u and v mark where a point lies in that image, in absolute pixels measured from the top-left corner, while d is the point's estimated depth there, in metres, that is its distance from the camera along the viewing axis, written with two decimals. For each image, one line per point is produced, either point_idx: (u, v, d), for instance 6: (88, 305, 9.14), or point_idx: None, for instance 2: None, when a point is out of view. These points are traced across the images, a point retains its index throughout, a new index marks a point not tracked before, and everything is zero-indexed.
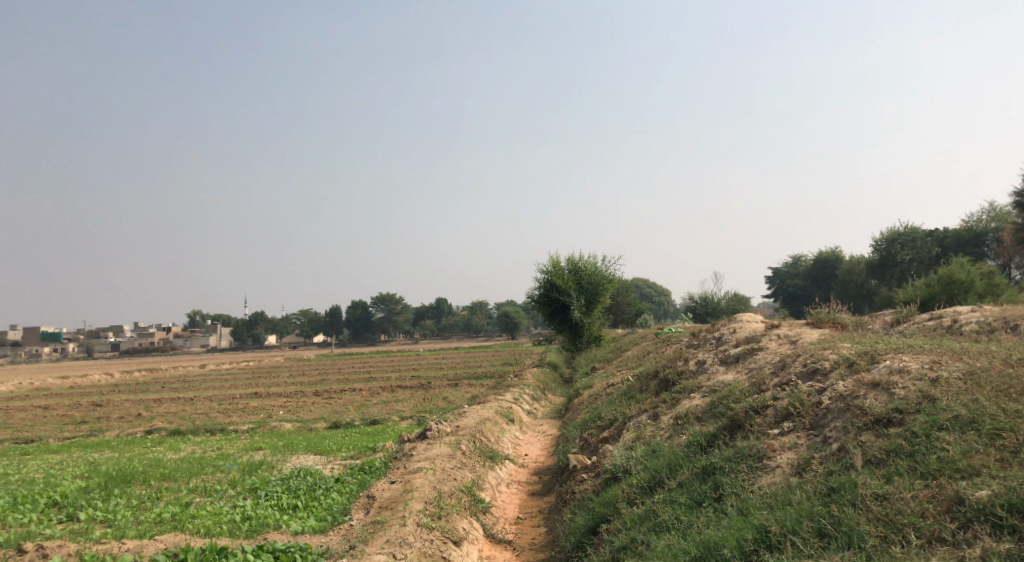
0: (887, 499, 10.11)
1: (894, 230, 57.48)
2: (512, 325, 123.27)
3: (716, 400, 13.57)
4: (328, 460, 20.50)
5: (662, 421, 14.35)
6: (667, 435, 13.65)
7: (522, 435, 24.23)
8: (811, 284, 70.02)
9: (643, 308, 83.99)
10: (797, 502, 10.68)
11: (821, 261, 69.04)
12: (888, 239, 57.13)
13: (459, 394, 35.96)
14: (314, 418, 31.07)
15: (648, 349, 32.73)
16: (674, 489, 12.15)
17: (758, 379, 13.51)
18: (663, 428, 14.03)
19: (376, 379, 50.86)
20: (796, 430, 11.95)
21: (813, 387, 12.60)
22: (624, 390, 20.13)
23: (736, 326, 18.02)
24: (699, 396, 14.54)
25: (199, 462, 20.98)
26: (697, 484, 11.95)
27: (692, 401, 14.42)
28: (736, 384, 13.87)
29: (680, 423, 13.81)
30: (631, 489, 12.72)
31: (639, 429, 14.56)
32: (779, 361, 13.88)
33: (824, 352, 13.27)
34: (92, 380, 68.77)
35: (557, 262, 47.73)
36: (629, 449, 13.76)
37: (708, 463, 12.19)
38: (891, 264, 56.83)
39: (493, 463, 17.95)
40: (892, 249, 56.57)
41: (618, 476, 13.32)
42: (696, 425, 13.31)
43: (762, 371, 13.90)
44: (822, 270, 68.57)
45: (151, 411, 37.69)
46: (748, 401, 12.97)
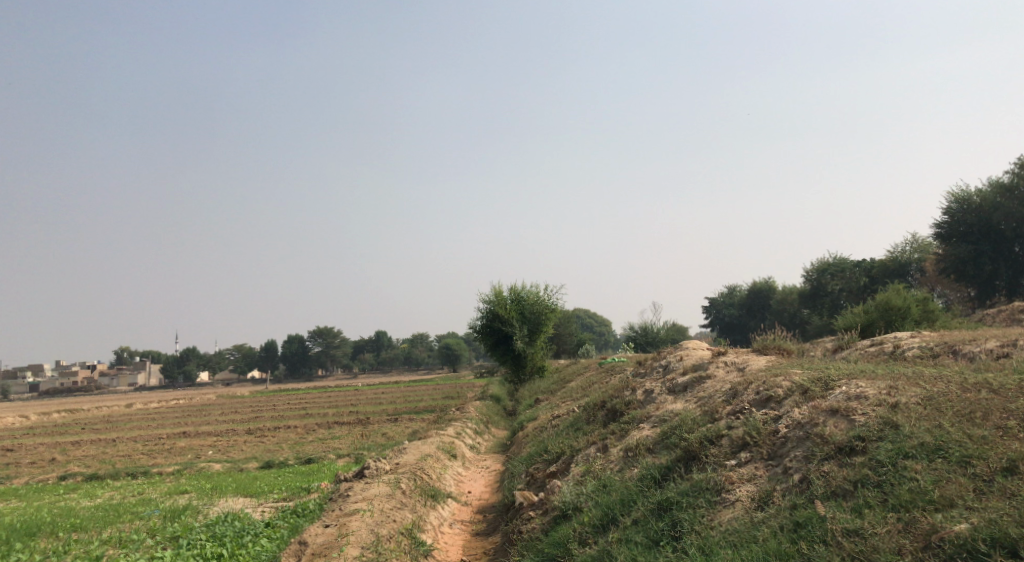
0: (859, 534, 9.71)
1: (825, 261, 58.47)
2: (452, 358, 122.11)
3: (668, 431, 13.11)
4: (258, 503, 19.45)
5: (611, 454, 13.82)
6: (618, 469, 13.13)
7: (465, 471, 23.47)
8: (748, 314, 70.87)
9: (583, 339, 83.91)
10: (762, 539, 10.23)
11: (757, 291, 69.93)
12: (819, 270, 58.09)
13: (398, 429, 34.98)
14: (246, 458, 29.79)
15: (591, 380, 32.34)
16: (629, 527, 11.60)
17: (710, 408, 13.10)
18: (614, 461, 13.51)
19: (313, 415, 49.46)
20: (754, 461, 11.55)
21: (768, 414, 12.24)
22: (569, 421, 19.58)
23: (683, 354, 17.64)
24: (650, 427, 14.08)
25: (118, 509, 19.73)
26: (654, 521, 11.43)
27: (642, 432, 13.95)
28: (689, 413, 13.44)
29: (631, 455, 13.30)
30: (583, 527, 12.14)
31: (588, 463, 14.01)
32: (730, 389, 13.49)
33: (776, 379, 12.92)
34: (12, 423, 65.72)
35: (499, 292, 47.22)
36: (578, 484, 13.19)
37: (664, 498, 11.69)
38: (823, 294, 57.72)
39: (434, 503, 17.17)
40: (823, 279, 57.39)
41: (568, 514, 12.72)
42: (648, 458, 12.83)
43: (714, 400, 13.49)
44: (757, 300, 69.41)
45: (72, 454, 35.85)
46: (703, 431, 12.53)
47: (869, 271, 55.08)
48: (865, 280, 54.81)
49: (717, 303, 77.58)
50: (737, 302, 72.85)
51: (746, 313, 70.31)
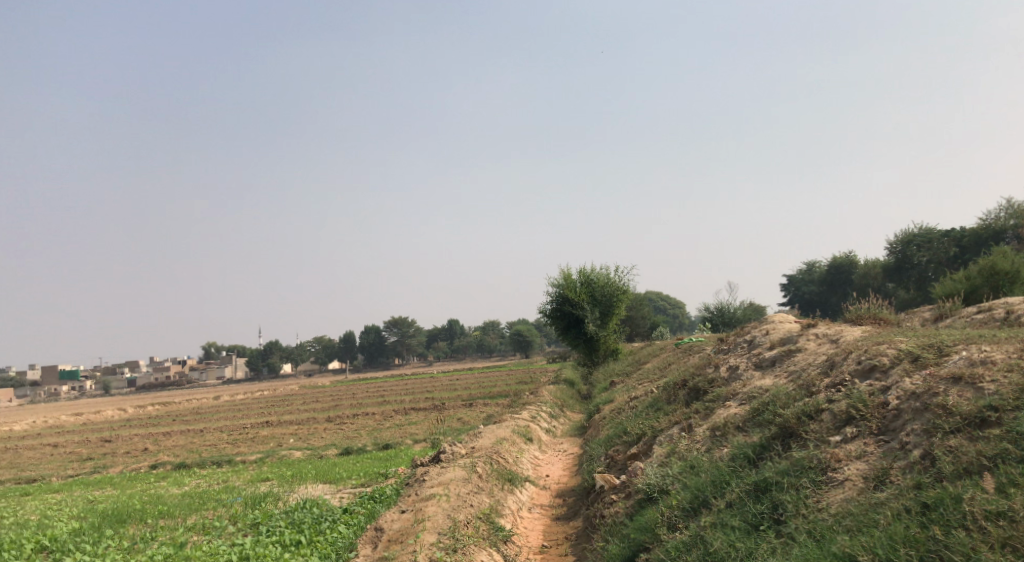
0: (1009, 517, 8.84)
1: (909, 231, 55.47)
2: (524, 344, 121.78)
3: (759, 407, 12.28)
4: (337, 489, 19.26)
5: (697, 433, 13.05)
6: (705, 449, 12.36)
7: (541, 455, 22.92)
8: (829, 290, 68.37)
9: (657, 321, 82.52)
10: (884, 525, 9.43)
11: (837, 266, 67.18)
12: (904, 241, 55.14)
13: (473, 414, 34.67)
14: (326, 445, 29.87)
15: (668, 361, 31.39)
16: (723, 511, 10.86)
17: (806, 381, 12.22)
18: (699, 441, 12.74)
19: (390, 402, 49.66)
20: (862, 436, 10.67)
21: (874, 386, 11.31)
22: (650, 402, 18.80)
23: (768, 327, 16.70)
24: (738, 404, 13.24)
25: (202, 496, 19.77)
26: (752, 505, 10.67)
27: (730, 410, 13.13)
28: (781, 388, 12.56)
29: (718, 435, 12.51)
30: (672, 512, 11.42)
31: (672, 443, 13.27)
32: (827, 360, 12.56)
33: (879, 347, 11.95)
34: (106, 416, 68.00)
35: (568, 274, 46.46)
36: (663, 466, 12.46)
37: (761, 479, 10.91)
38: (909, 267, 55.11)
39: (512, 487, 16.63)
40: (909, 251, 54.59)
41: (653, 498, 12.03)
42: (739, 436, 12.03)
43: (809, 373, 12.58)
44: (838, 275, 66.83)
45: (160, 444, 36.63)
46: (799, 405, 11.67)
47: (958, 241, 52.34)
48: (954, 252, 52.05)
49: (796, 280, 75.21)
50: (817, 278, 70.39)
51: (827, 288, 67.83)
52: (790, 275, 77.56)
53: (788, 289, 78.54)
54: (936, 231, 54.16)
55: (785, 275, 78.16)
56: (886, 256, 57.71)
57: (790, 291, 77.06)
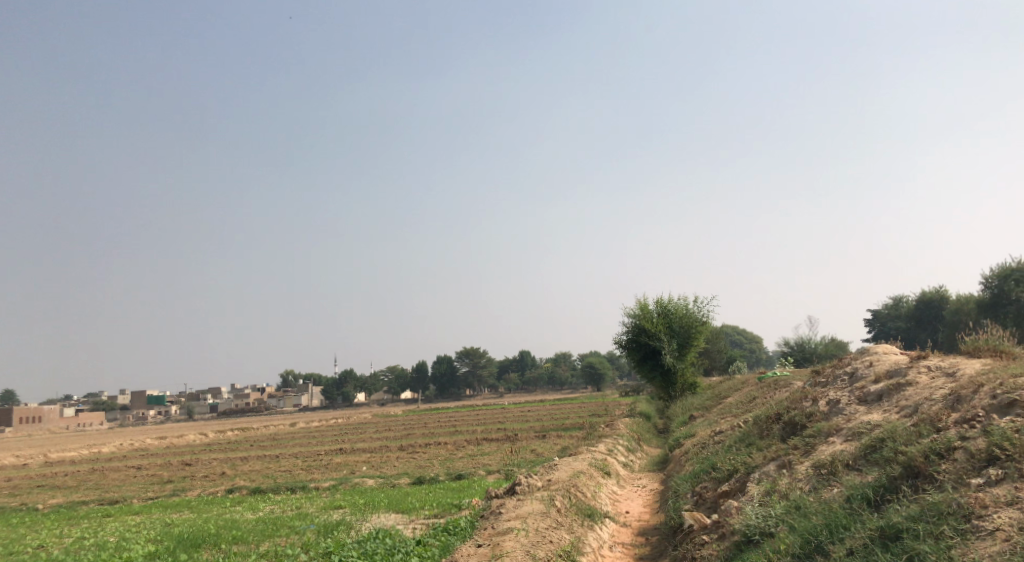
0: None
1: (1007, 265, 52.87)
2: (596, 376, 120.25)
3: (876, 443, 11.22)
4: (410, 520, 18.62)
5: (800, 470, 12.02)
6: (812, 489, 11.34)
7: (620, 491, 21.90)
8: (915, 326, 65.56)
9: (734, 355, 80.39)
10: None
11: (926, 301, 64.46)
12: (1001, 276, 52.69)
13: (547, 446, 33.80)
14: (398, 474, 29.34)
15: (752, 396, 30.15)
16: (844, 559, 9.80)
17: (931, 416, 11.12)
18: (803, 480, 11.70)
19: (462, 432, 49.10)
20: (1009, 479, 9.53)
21: (1017, 421, 10.16)
22: (738, 436, 17.77)
23: (871, 360, 15.54)
24: (844, 440, 12.19)
25: (276, 522, 19.36)
26: (879, 553, 9.60)
27: (837, 446, 12.09)
28: (897, 423, 11.48)
29: (826, 474, 11.47)
30: (780, 557, 10.40)
31: (772, 480, 12.26)
32: (952, 393, 11.46)
33: (1016, 379, 10.82)
34: (185, 440, 69.15)
35: (644, 305, 45.42)
36: (764, 506, 11.44)
37: (888, 525, 9.82)
38: (1005, 303, 52.52)
39: (591, 523, 15.71)
40: (1006, 286, 52.06)
41: (754, 541, 11.02)
42: (854, 475, 10.97)
43: (929, 408, 11.46)
44: (927, 310, 64.08)
45: (236, 469, 36.68)
46: (924, 443, 10.59)
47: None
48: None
49: (882, 316, 72.43)
50: (904, 313, 67.65)
51: (914, 324, 65.06)
52: (875, 310, 74.80)
53: (873, 325, 75.72)
54: None
55: (870, 311, 75.40)
56: (981, 291, 54.96)
57: (876, 327, 74.25)
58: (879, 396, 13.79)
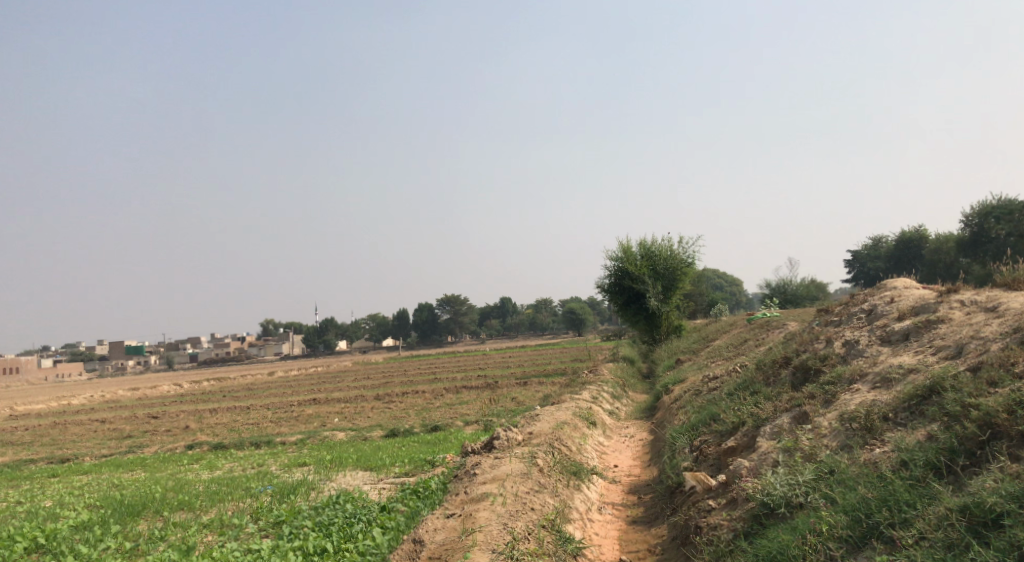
0: None
1: (988, 202, 50.98)
2: (577, 322, 118.79)
3: (939, 398, 9.55)
4: (378, 479, 16.88)
5: (828, 424, 10.38)
6: (852, 451, 9.72)
7: (607, 442, 20.21)
8: (894, 266, 64.03)
9: (715, 298, 78.91)
10: None
11: (905, 241, 63.00)
12: (981, 213, 50.87)
13: (529, 393, 32.13)
14: (371, 426, 27.54)
15: (743, 337, 28.48)
16: (920, 548, 8.22)
17: (1001, 360, 9.45)
18: (830, 437, 10.13)
19: (443, 381, 47.37)
20: None
21: None
22: (738, 382, 15.99)
23: (892, 296, 13.73)
24: (877, 389, 10.53)
25: (231, 484, 17.55)
26: (973, 545, 7.98)
27: (869, 395, 10.43)
28: (949, 369, 9.86)
29: (863, 432, 9.87)
30: (824, 539, 8.81)
31: (792, 435, 10.61)
32: (1019, 332, 9.77)
33: None
34: (159, 391, 67.13)
35: (628, 248, 43.54)
36: (788, 470, 9.85)
37: (981, 505, 8.19)
38: (985, 241, 50.48)
39: (579, 483, 14.01)
40: (986, 224, 50.20)
41: (779, 514, 9.47)
42: (915, 436, 9.33)
43: (990, 351, 9.81)
44: (907, 251, 62.53)
45: (203, 423, 34.78)
46: (1006, 394, 8.95)
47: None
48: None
49: (862, 257, 71.01)
50: (883, 254, 66.18)
51: (892, 265, 63.53)
52: (855, 251, 73.34)
53: (852, 267, 74.31)
54: (1018, 202, 49.47)
55: (849, 251, 73.89)
56: (959, 230, 53.19)
57: (855, 268, 72.88)
58: (905, 336, 12.05)
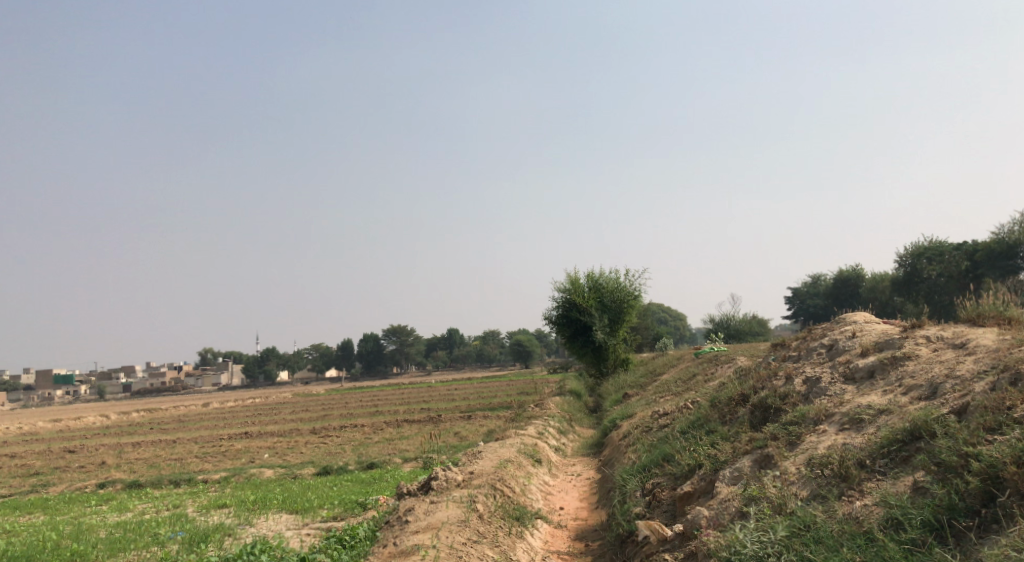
0: None
1: (921, 243, 51.33)
2: (523, 354, 117.97)
3: (933, 447, 8.77)
4: (301, 525, 15.64)
5: (801, 473, 9.55)
6: (832, 506, 8.91)
7: (552, 481, 19.16)
8: (833, 303, 64.44)
9: (660, 332, 78.70)
10: None
11: (843, 279, 63.56)
12: (914, 254, 51.14)
13: (472, 428, 30.95)
14: (302, 463, 26.07)
15: (691, 372, 27.74)
16: None
17: (994, 404, 8.71)
18: (801, 487, 9.35)
19: (384, 414, 45.81)
20: None
21: None
22: (691, 420, 15.09)
23: (854, 330, 12.99)
24: (850, 433, 9.75)
25: (138, 529, 16.12)
26: None
27: (842, 440, 9.65)
28: (934, 413, 9.11)
29: (840, 483, 9.13)
30: None
31: (759, 482, 9.76)
32: (1004, 374, 9.05)
33: None
34: (85, 422, 64.12)
35: (575, 280, 42.82)
36: (757, 525, 9.03)
37: None
38: (918, 281, 50.70)
39: (521, 530, 12.94)
40: (920, 264, 50.46)
41: None
42: (908, 492, 8.55)
43: (975, 391, 9.11)
44: (845, 288, 62.92)
45: (124, 457, 32.79)
46: (1010, 443, 8.21)
47: (971, 254, 47.35)
48: (967, 265, 47.17)
49: (803, 293, 71.47)
50: (823, 291, 66.64)
51: (831, 302, 63.93)
52: (796, 288, 73.85)
53: (793, 304, 74.79)
54: (951, 243, 49.83)
55: (791, 288, 74.32)
56: (895, 268, 53.61)
57: (795, 305, 73.37)
58: (870, 374, 11.29)
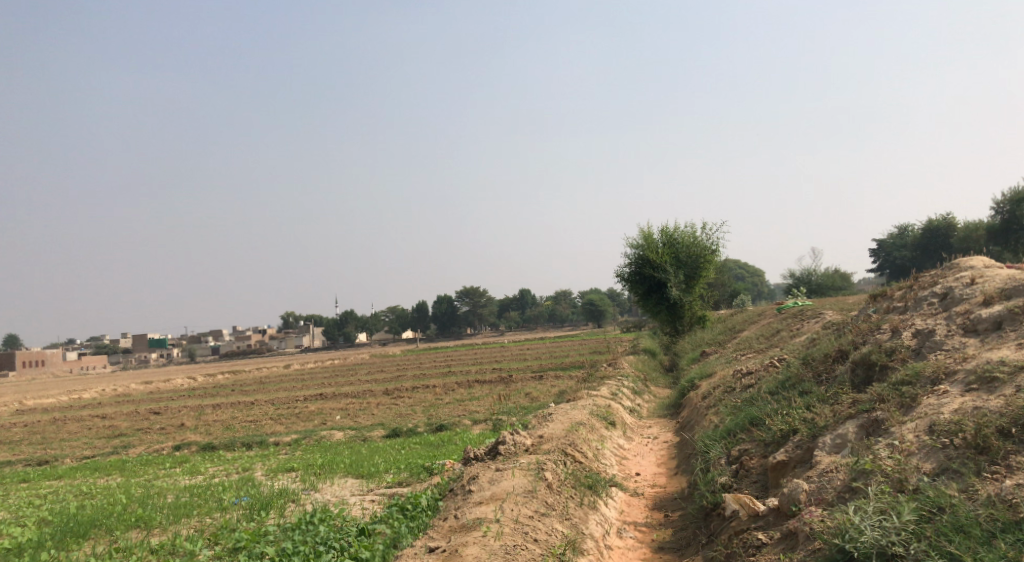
0: None
1: (1018, 189, 47.73)
2: (597, 313, 116.71)
3: None
4: (366, 491, 14.85)
5: (927, 442, 8.33)
6: (973, 485, 7.78)
7: (628, 445, 18.03)
8: (922, 255, 60.94)
9: (737, 288, 76.17)
10: None
11: (932, 230, 60.05)
12: (1012, 200, 47.58)
13: (544, 388, 29.92)
14: (373, 425, 25.47)
15: (775, 328, 26.12)
16: None
17: None
18: (926, 460, 8.20)
19: (457, 374, 45.20)
20: None
21: None
22: (779, 380, 13.70)
23: (973, 277, 11.44)
24: (985, 395, 8.47)
25: (204, 493, 15.56)
26: None
27: (976, 404, 8.40)
28: None
29: (977, 455, 7.99)
30: None
31: (872, 454, 8.56)
32: None
33: None
34: (172, 384, 65.51)
35: (649, 235, 41.15)
36: (879, 509, 7.94)
37: None
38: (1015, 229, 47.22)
39: (595, 500, 11.89)
40: (1017, 211, 46.92)
41: None
42: None
43: None
44: (933, 240, 59.56)
45: (202, 419, 32.86)
46: None
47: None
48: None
49: (888, 246, 68.12)
50: (910, 243, 63.11)
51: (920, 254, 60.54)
52: (882, 239, 70.24)
53: (879, 256, 71.15)
54: None
55: (875, 240, 70.97)
56: (991, 216, 50.01)
57: (882, 257, 69.87)
58: (997, 325, 10.08)
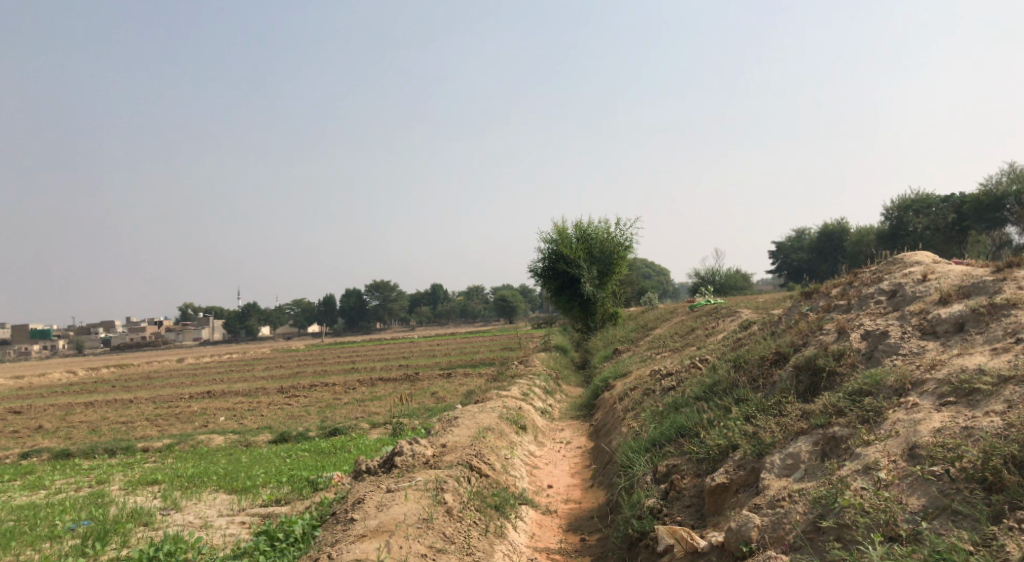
0: None
1: (905, 197, 48.06)
2: (508, 309, 115.35)
3: None
4: (237, 511, 12.84)
5: (922, 474, 7.75)
6: (987, 534, 7.19)
7: (538, 452, 16.48)
8: (817, 258, 61.71)
9: (645, 286, 75.94)
10: None
11: (828, 233, 60.64)
12: (899, 208, 47.81)
13: (451, 388, 28.22)
14: (259, 429, 23.24)
15: (690, 326, 25.01)
16: None
17: None
18: (921, 497, 7.64)
19: (361, 371, 42.92)
20: None
21: None
22: (706, 382, 12.36)
23: (925, 273, 10.31)
24: (977, 415, 7.92)
25: (39, 514, 13.24)
26: None
27: (970, 429, 7.83)
28: None
29: (985, 493, 7.43)
30: None
31: (851, 489, 7.93)
32: None
33: None
34: (51, 379, 60.81)
35: (562, 230, 39.92)
36: None
37: None
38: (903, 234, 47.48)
39: (502, 523, 10.32)
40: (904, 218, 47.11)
41: None
42: None
43: None
44: (829, 243, 60.15)
45: (72, 421, 29.79)
46: None
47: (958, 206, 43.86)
48: (955, 217, 44.01)
49: (786, 248, 68.77)
50: (808, 245, 63.71)
51: (816, 256, 61.12)
52: (781, 242, 71.01)
53: (778, 258, 71.83)
54: (935, 197, 46.42)
55: (775, 242, 71.63)
56: (884, 222, 50.43)
57: (780, 259, 70.60)
58: (958, 326, 9.07)
